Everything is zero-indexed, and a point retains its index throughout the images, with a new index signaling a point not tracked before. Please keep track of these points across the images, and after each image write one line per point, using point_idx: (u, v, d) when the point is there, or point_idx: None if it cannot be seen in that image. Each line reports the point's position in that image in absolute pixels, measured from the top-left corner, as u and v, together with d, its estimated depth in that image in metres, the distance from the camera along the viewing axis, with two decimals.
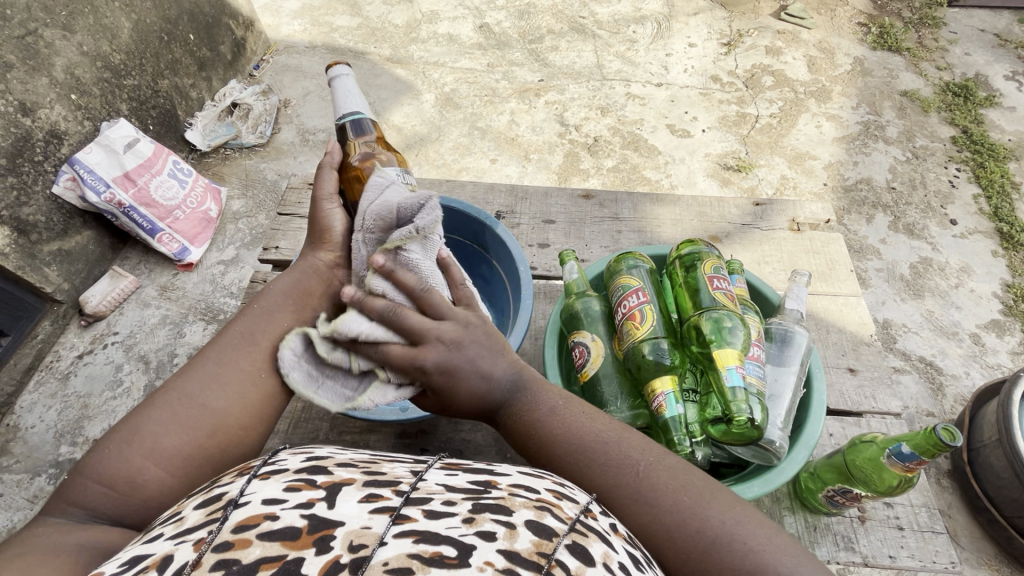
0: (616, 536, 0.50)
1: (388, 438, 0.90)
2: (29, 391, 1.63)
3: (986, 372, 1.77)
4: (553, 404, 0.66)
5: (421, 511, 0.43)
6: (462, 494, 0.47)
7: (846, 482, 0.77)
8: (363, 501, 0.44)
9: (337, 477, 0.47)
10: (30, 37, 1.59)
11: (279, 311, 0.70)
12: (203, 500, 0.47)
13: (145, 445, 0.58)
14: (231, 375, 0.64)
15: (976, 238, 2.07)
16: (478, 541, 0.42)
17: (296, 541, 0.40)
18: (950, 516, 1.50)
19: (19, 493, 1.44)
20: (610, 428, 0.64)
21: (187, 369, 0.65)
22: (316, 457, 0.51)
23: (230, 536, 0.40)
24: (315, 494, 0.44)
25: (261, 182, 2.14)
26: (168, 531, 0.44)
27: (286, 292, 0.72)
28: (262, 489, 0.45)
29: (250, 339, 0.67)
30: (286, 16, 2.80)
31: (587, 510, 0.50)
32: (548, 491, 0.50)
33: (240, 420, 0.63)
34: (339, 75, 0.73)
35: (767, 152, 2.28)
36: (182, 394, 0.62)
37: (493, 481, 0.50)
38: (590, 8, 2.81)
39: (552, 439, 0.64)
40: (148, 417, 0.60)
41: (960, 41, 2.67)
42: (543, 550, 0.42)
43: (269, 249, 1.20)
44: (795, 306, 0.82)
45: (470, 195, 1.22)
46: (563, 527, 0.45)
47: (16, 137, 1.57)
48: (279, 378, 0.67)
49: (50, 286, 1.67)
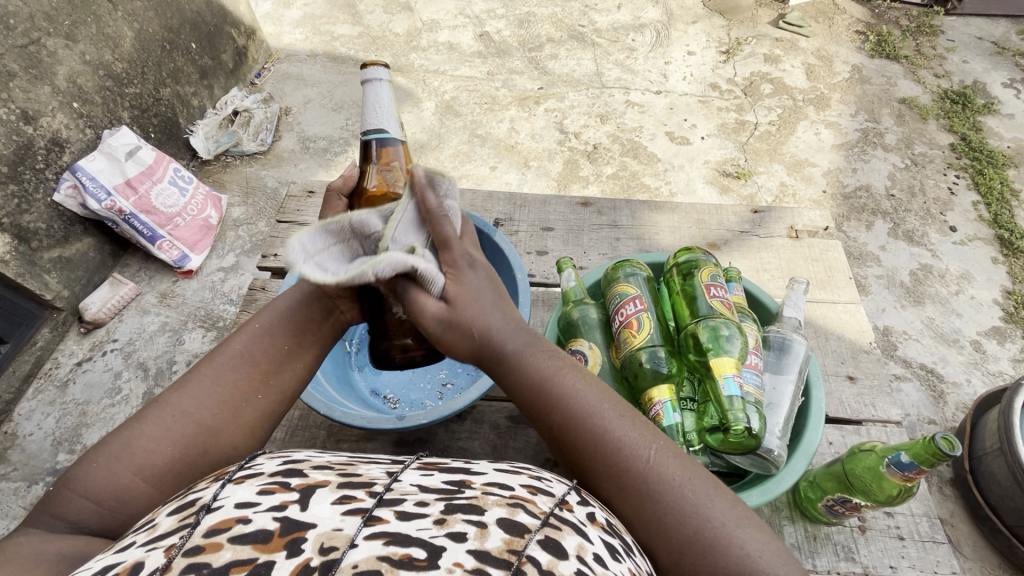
0: (592, 527, 0.49)
1: (384, 447, 0.89)
2: (28, 398, 1.62)
3: (988, 380, 1.76)
4: (560, 366, 0.62)
5: (394, 513, 0.43)
6: (435, 494, 0.46)
7: (846, 491, 0.76)
8: (336, 503, 0.44)
9: (311, 479, 0.47)
10: (33, 46, 1.60)
11: (280, 330, 0.69)
12: (177, 506, 0.46)
13: (136, 460, 0.57)
14: (227, 393, 0.63)
15: (976, 244, 2.07)
16: (448, 542, 0.42)
17: (267, 544, 0.40)
18: (952, 525, 1.49)
19: (17, 501, 1.44)
20: (615, 408, 0.60)
21: (181, 383, 0.63)
22: (293, 459, 0.51)
23: (201, 540, 0.40)
24: (288, 497, 0.44)
25: (261, 189, 2.15)
26: (140, 539, 0.44)
27: (287, 314, 0.70)
28: (236, 493, 0.45)
29: (249, 358, 0.66)
30: (288, 24, 2.82)
31: (562, 503, 0.50)
32: (523, 487, 0.50)
33: (232, 440, 0.62)
34: (375, 80, 0.71)
35: (766, 159, 2.28)
36: (174, 410, 0.60)
37: (467, 480, 0.49)
38: (590, 17, 2.82)
39: (554, 406, 0.60)
40: (141, 431, 0.59)
41: (958, 49, 2.68)
42: (514, 547, 0.42)
43: (268, 256, 1.20)
44: (793, 314, 0.82)
45: (469, 203, 1.22)
46: (535, 522, 0.45)
47: (18, 144, 1.58)
48: (274, 400, 0.67)
49: (50, 293, 1.68)
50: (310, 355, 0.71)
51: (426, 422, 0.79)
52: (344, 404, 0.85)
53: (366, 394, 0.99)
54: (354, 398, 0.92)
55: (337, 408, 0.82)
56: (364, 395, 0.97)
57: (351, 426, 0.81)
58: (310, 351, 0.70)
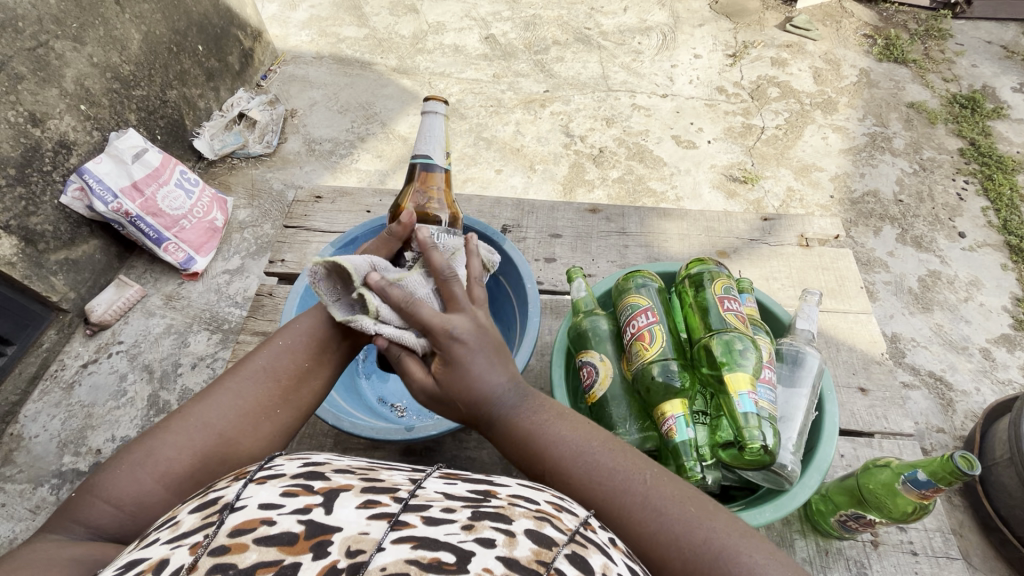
0: (614, 549, 0.48)
1: (392, 455, 0.89)
2: (34, 400, 1.62)
3: (997, 388, 1.74)
4: (551, 416, 0.62)
5: (420, 518, 0.43)
6: (461, 502, 0.46)
7: (859, 507, 0.75)
8: (361, 507, 0.43)
9: (334, 483, 0.46)
10: (41, 49, 1.60)
11: (300, 348, 0.69)
12: (199, 504, 0.46)
13: (159, 467, 0.57)
14: (248, 407, 0.63)
15: (985, 251, 2.05)
16: (477, 547, 0.41)
17: (293, 546, 0.39)
18: (961, 536, 1.47)
19: (22, 503, 1.44)
20: (602, 440, 0.60)
21: (205, 394, 0.63)
22: (313, 463, 0.50)
23: (227, 540, 0.40)
24: (312, 500, 0.43)
25: (267, 192, 2.15)
26: (163, 536, 0.43)
27: (307, 332, 0.70)
28: (259, 494, 0.44)
29: (271, 373, 0.66)
30: (294, 26, 2.82)
31: (587, 522, 0.49)
32: (548, 502, 0.49)
33: (251, 449, 0.62)
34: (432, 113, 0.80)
35: (773, 163, 2.27)
36: (198, 420, 0.60)
37: (492, 490, 0.49)
38: (596, 19, 2.82)
39: (540, 454, 0.60)
40: (164, 440, 0.59)
41: (967, 52, 2.66)
42: (543, 559, 0.41)
43: (274, 262, 1.19)
44: (806, 326, 0.81)
45: (477, 208, 1.22)
46: (562, 537, 0.45)
47: (25, 147, 1.58)
48: (291, 416, 0.66)
49: (57, 295, 1.68)
50: (327, 373, 0.70)
51: (434, 433, 0.78)
52: (353, 415, 0.85)
53: (374, 403, 0.99)
54: (361, 406, 0.91)
55: (346, 417, 0.81)
56: (371, 403, 0.97)
57: (360, 436, 0.80)
58: (327, 371, 0.70)
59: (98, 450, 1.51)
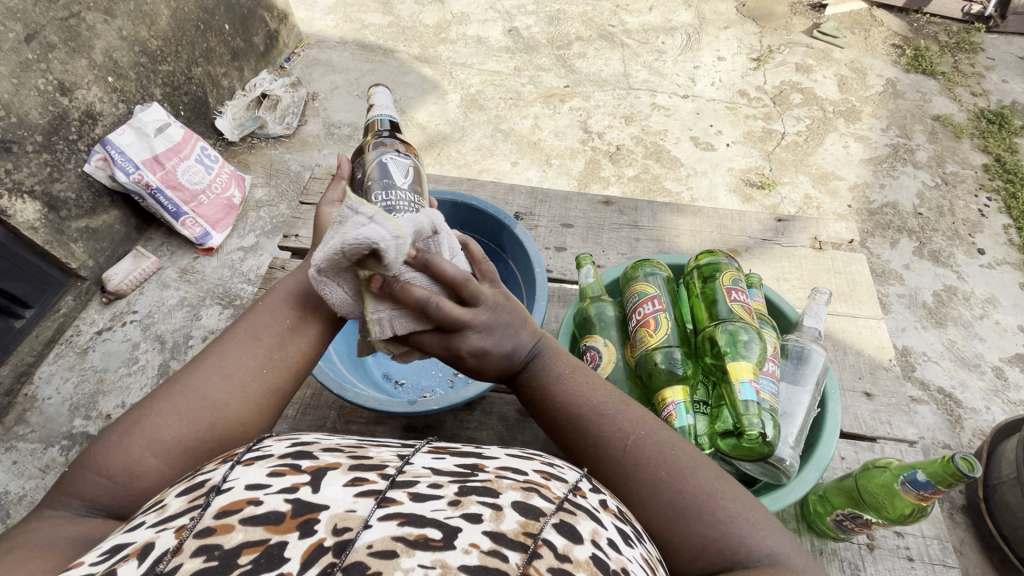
0: (605, 513, 0.49)
1: (393, 431, 0.90)
2: (48, 362, 1.65)
3: (1008, 409, 1.72)
4: (563, 375, 0.66)
5: (407, 494, 0.43)
6: (448, 477, 0.46)
7: (856, 507, 0.75)
8: (347, 485, 0.44)
9: (321, 461, 0.47)
10: (73, 19, 1.63)
11: (281, 308, 0.68)
12: (185, 487, 0.46)
13: (146, 435, 0.58)
14: (234, 371, 0.63)
15: (1004, 269, 2.02)
16: (464, 523, 0.42)
17: (279, 525, 0.40)
18: (961, 553, 1.44)
19: (33, 461, 1.47)
20: (603, 400, 0.64)
21: (194, 361, 0.64)
22: (302, 442, 0.51)
23: (212, 521, 0.40)
24: (299, 479, 0.44)
25: (285, 172, 2.17)
26: (150, 519, 0.44)
27: (288, 292, 0.70)
28: (246, 475, 0.45)
29: (254, 336, 0.66)
30: (320, 11, 2.84)
31: (576, 489, 0.50)
32: (536, 472, 0.50)
33: (239, 415, 0.62)
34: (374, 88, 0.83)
35: (791, 170, 2.25)
36: (184, 386, 0.61)
37: (480, 464, 0.49)
38: (620, 17, 2.81)
39: (552, 410, 0.65)
40: (152, 408, 0.59)
41: (997, 67, 2.62)
42: (530, 531, 0.42)
43: (289, 237, 1.21)
44: (814, 324, 0.81)
45: (491, 194, 1.22)
46: (550, 506, 0.45)
47: (53, 114, 1.61)
48: (280, 375, 0.65)
49: (76, 261, 1.71)
50: (314, 329, 0.69)
51: (436, 408, 0.79)
52: (356, 386, 0.86)
53: (379, 378, 1.00)
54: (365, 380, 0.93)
55: (350, 388, 0.82)
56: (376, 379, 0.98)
57: (364, 408, 0.81)
58: (312, 330, 0.69)
59: (108, 415, 1.54)
